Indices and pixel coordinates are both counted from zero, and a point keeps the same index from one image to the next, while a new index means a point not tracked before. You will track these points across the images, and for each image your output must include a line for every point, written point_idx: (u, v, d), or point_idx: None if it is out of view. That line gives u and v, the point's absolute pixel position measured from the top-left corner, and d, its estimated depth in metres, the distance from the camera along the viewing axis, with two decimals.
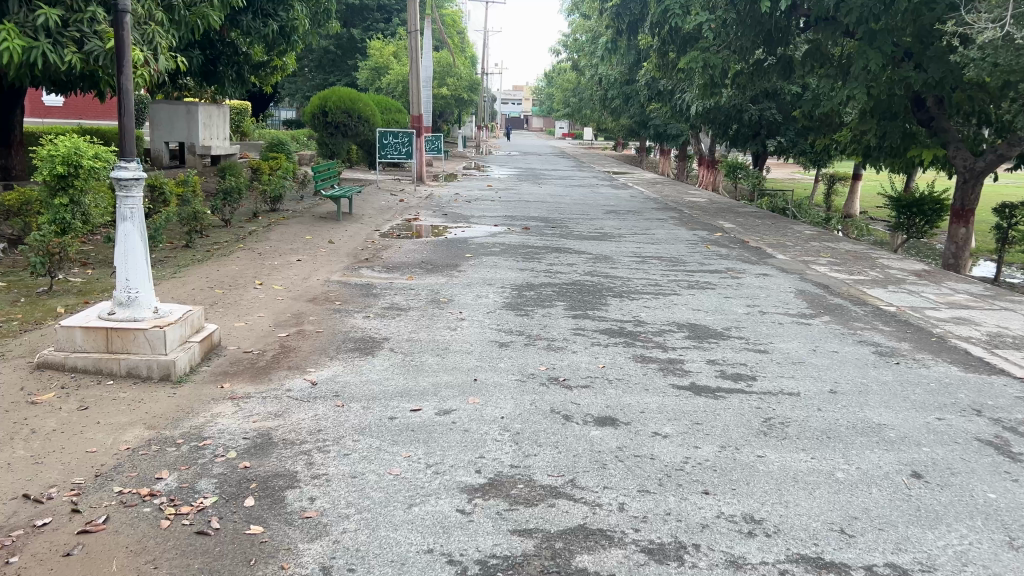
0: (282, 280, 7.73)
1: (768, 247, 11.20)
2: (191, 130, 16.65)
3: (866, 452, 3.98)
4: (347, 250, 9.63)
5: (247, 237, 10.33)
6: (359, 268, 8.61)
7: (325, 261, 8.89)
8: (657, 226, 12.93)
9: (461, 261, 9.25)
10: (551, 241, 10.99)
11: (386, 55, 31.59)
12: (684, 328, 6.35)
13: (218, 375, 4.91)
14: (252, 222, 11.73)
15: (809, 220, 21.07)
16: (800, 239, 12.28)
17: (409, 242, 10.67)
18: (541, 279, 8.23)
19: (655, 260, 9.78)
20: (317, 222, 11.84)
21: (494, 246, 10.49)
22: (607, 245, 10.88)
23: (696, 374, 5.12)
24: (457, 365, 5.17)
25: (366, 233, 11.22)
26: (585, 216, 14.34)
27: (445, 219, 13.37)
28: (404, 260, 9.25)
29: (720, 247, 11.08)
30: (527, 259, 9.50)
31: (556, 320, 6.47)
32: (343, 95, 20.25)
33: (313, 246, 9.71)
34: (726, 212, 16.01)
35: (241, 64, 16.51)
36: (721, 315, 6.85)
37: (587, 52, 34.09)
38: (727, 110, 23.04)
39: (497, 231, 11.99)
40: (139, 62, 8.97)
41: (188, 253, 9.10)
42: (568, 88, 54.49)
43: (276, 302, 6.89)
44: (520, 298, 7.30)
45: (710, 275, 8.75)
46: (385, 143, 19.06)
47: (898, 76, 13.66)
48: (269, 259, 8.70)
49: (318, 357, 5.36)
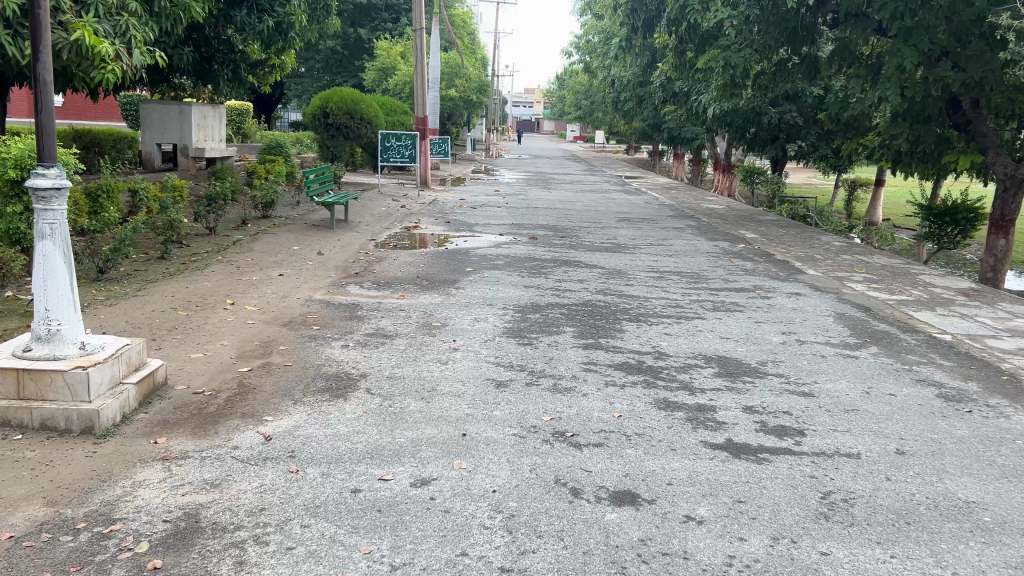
0: (257, 299, 6.90)
1: (797, 261, 10.32)
2: (184, 132, 15.93)
3: (960, 547, 3.09)
4: (337, 263, 8.80)
5: (229, 247, 9.52)
6: (347, 284, 7.77)
7: (310, 276, 8.05)
8: (675, 236, 12.05)
9: (460, 276, 8.41)
10: (560, 253, 10.15)
11: (394, 56, 30.83)
12: (713, 364, 5.47)
13: (154, 427, 4.07)
14: (239, 231, 10.92)
15: (832, 228, 20.17)
16: (829, 252, 11.39)
17: (407, 253, 9.84)
18: (548, 299, 7.37)
19: (675, 276, 8.92)
20: (309, 230, 11.04)
21: (498, 259, 9.64)
22: (621, 258, 10.03)
23: (731, 430, 4.23)
24: (444, 413, 4.29)
25: (360, 244, 10.39)
26: (598, 224, 13.51)
27: (448, 227, 12.56)
28: (398, 274, 8.40)
29: (744, 260, 10.21)
30: (532, 274, 8.65)
31: (564, 351, 5.60)
32: (346, 95, 19.52)
33: (300, 258, 8.88)
34: (747, 220, 15.12)
35: (238, 62, 15.79)
36: (755, 347, 5.96)
37: (600, 53, 33.26)
38: (745, 113, 22.13)
39: (502, 241, 11.14)
40: (109, 55, 8.16)
41: (160, 266, 8.30)
42: (579, 91, 53.71)
43: (245, 327, 6.05)
44: (523, 323, 6.44)
45: (736, 295, 7.89)
46: (388, 145, 18.22)
47: (935, 76, 12.76)
48: (248, 273, 7.88)
49: (281, 400, 4.51)
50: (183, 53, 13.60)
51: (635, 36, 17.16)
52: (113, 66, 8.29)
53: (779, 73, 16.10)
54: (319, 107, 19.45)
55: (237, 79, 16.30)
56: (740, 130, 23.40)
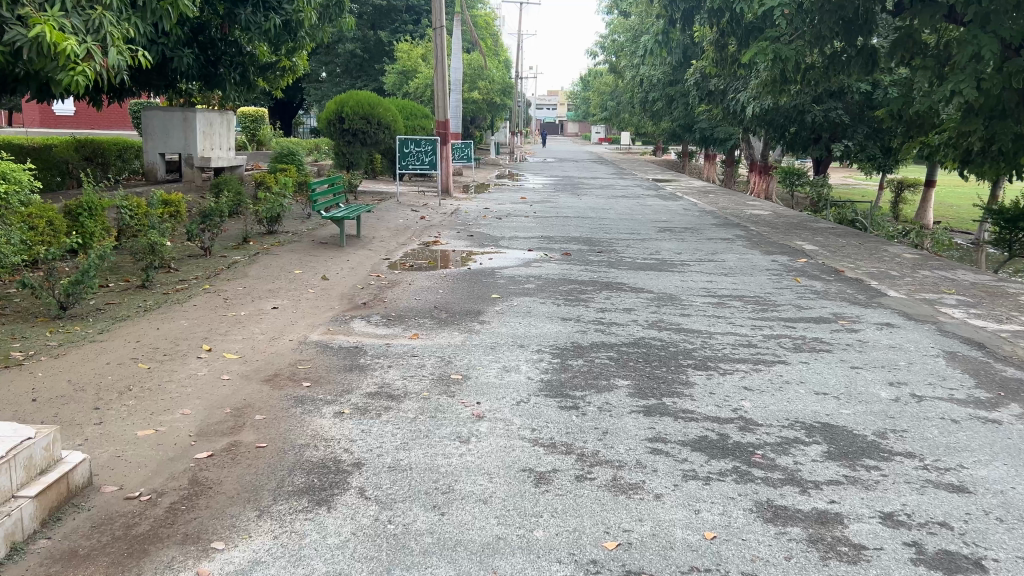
0: (242, 344, 5.72)
1: (872, 281, 8.96)
2: (189, 140, 14.91)
3: None
4: (342, 290, 7.61)
5: (222, 270, 8.37)
6: (350, 319, 6.57)
7: (309, 309, 6.87)
8: (725, 250, 10.75)
9: (484, 305, 7.17)
10: (598, 273, 8.90)
11: (414, 58, 29.79)
12: (818, 439, 4.16)
13: (53, 566, 2.86)
14: (238, 251, 9.79)
15: (886, 233, 18.68)
16: (903, 266, 10.03)
17: (424, 276, 8.63)
18: (591, 337, 6.11)
19: (736, 301, 7.63)
20: (316, 248, 9.89)
21: (527, 281, 8.39)
22: (669, 278, 8.76)
23: (878, 563, 2.94)
24: (464, 537, 3.06)
25: (372, 265, 9.21)
26: (636, 236, 12.26)
27: (472, 242, 11.35)
28: (412, 304, 7.20)
29: (812, 280, 8.90)
30: (570, 301, 7.40)
31: (619, 420, 4.33)
32: (361, 99, 18.42)
33: (301, 285, 7.73)
34: (799, 229, 13.75)
35: (246, 65, 14.70)
36: (863, 409, 4.65)
37: (628, 52, 31.97)
38: (787, 112, 20.74)
39: (531, 258, 9.87)
40: (78, 54, 7.05)
41: (137, 298, 7.16)
42: (604, 92, 52.46)
43: (217, 386, 4.86)
44: (563, 373, 5.18)
45: (818, 328, 6.57)
46: (406, 151, 17.01)
47: (1016, 67, 11.28)
48: (236, 306, 6.72)
49: (239, 511, 3.29)
50: (183, 53, 12.54)
51: (672, 29, 15.83)
52: (84, 66, 7.21)
53: (834, 66, 14.69)
54: (334, 112, 18.33)
55: (245, 83, 15.21)
56: (780, 130, 22.06)
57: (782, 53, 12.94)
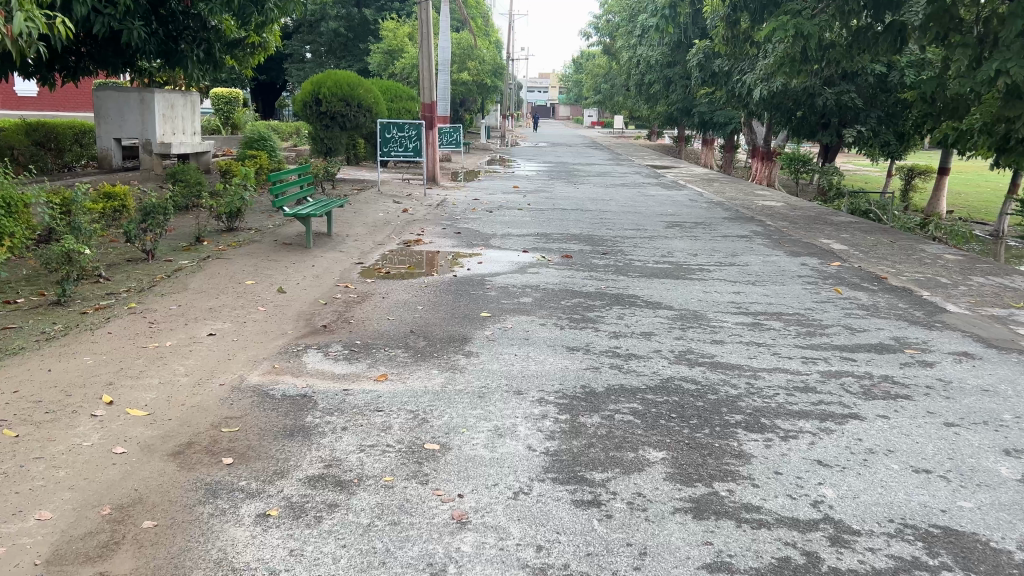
0: (156, 394, 4.39)
1: (924, 291, 7.72)
2: (146, 124, 13.48)
3: None
4: (300, 309, 6.31)
5: (159, 281, 7.02)
6: (304, 351, 5.27)
7: (254, 337, 5.56)
8: (746, 251, 9.52)
9: (471, 329, 5.87)
10: (605, 282, 7.63)
11: (400, 37, 28.37)
12: (948, 564, 2.89)
13: None
14: (187, 254, 8.48)
15: (900, 226, 17.52)
16: (951, 271, 8.80)
17: (401, 285, 7.35)
18: (606, 379, 4.81)
19: (773, 320, 6.38)
20: (278, 251, 8.56)
21: (524, 294, 7.11)
22: (689, 288, 7.50)
23: None
24: None
25: (341, 271, 7.89)
26: (642, 232, 11.02)
27: (459, 240, 10.07)
28: (383, 328, 5.90)
29: (855, 290, 7.67)
30: (575, 323, 6.12)
31: (660, 529, 3.05)
32: (341, 79, 16.88)
33: (250, 301, 6.42)
34: (819, 223, 12.53)
35: (212, 42, 13.42)
36: (988, 501, 3.38)
37: (625, 32, 30.60)
38: (796, 95, 19.48)
39: (526, 262, 8.57)
40: None
41: (44, 319, 5.80)
42: (598, 74, 51.05)
43: (102, 467, 3.53)
44: (576, 439, 3.88)
45: (883, 361, 5.31)
46: (388, 137, 15.60)
47: None
48: (161, 334, 5.39)
49: None
50: (135, 25, 11.09)
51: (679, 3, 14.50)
52: None
53: (859, 42, 13.36)
54: (310, 93, 16.81)
55: (211, 61, 13.89)
56: (787, 113, 20.80)
57: (804, 29, 11.69)
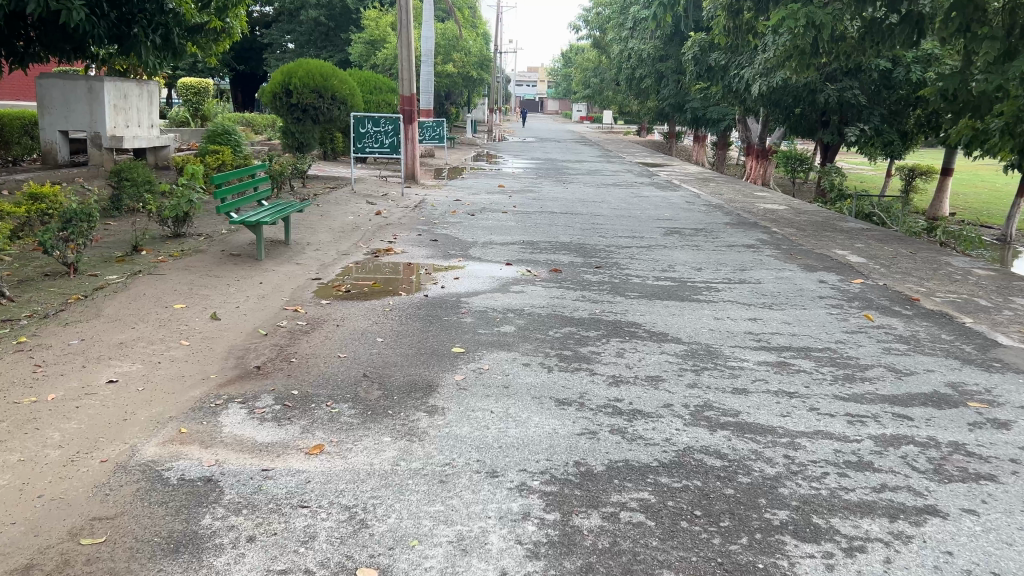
0: (8, 478, 3.31)
1: (967, 317, 6.71)
2: (94, 116, 12.28)
3: None
4: (232, 343, 5.22)
5: (69, 303, 5.89)
6: (222, 408, 4.18)
7: (166, 386, 4.46)
8: (756, 265, 8.52)
9: (438, 372, 4.79)
10: (599, 306, 6.57)
11: (382, 26, 27.20)
12: None
13: None
14: (118, 267, 7.36)
15: (907, 229, 16.58)
16: (988, 290, 7.81)
17: (360, 309, 6.27)
18: (604, 450, 3.76)
19: (802, 358, 5.35)
20: (223, 264, 7.45)
21: (505, 321, 6.03)
22: (697, 313, 6.47)
23: None
24: None
25: (294, 289, 6.80)
26: (638, 239, 10.02)
27: (435, 249, 9.00)
28: (330, 369, 4.81)
29: (888, 315, 6.65)
30: (565, 363, 5.06)
31: None
32: (313, 69, 15.74)
33: (173, 334, 5.32)
34: (829, 230, 11.55)
35: (169, 27, 12.15)
36: None
37: (616, 23, 29.59)
38: (796, 91, 18.52)
39: (508, 278, 7.50)
40: None
41: None
42: (587, 68, 50.02)
43: None
44: (569, 562, 2.82)
45: (950, 422, 4.26)
46: (363, 131, 14.47)
47: None
48: (43, 384, 4.27)
49: None
50: (75, 5, 9.82)
51: None
52: None
53: (872, 34, 12.34)
54: (280, 83, 15.61)
55: (169, 48, 12.64)
56: (786, 110, 19.85)
57: (816, 18, 10.63)
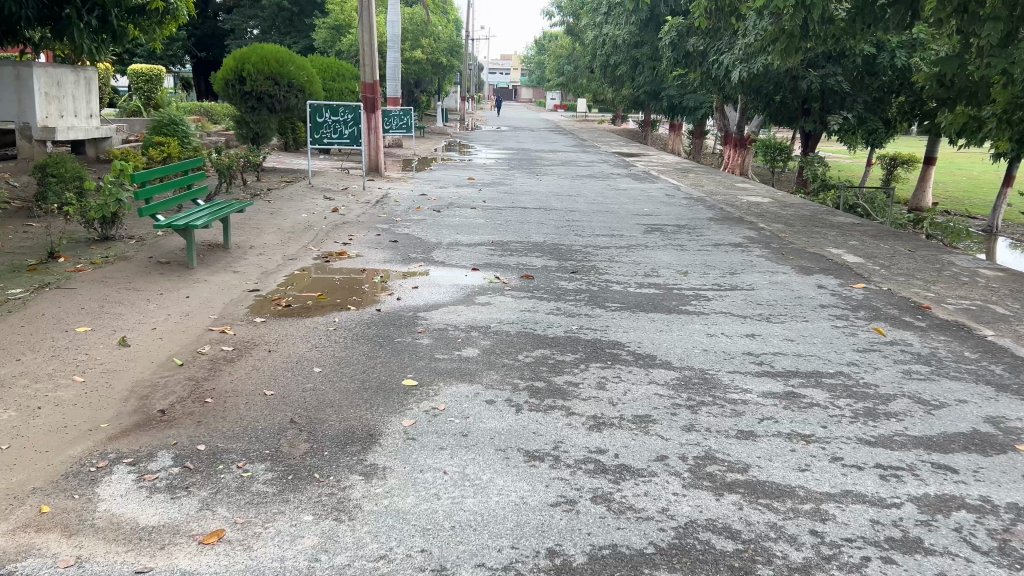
0: None
1: (988, 328, 5.98)
2: (24, 105, 11.21)
3: None
4: (134, 380, 4.32)
5: None
6: (102, 476, 3.29)
7: (37, 440, 3.57)
8: (747, 268, 7.76)
9: (383, 416, 3.94)
10: (576, 321, 5.76)
11: (348, 11, 26.11)
12: None
13: None
14: (27, 278, 6.43)
15: (893, 221, 15.99)
16: (1002, 293, 7.12)
17: (298, 328, 5.39)
18: (584, 530, 2.95)
19: (814, 387, 4.57)
20: (148, 273, 6.52)
21: (467, 342, 5.18)
22: (688, 328, 5.67)
23: None
24: None
25: (226, 304, 5.91)
26: (617, 238, 9.23)
27: (395, 252, 8.15)
28: (250, 413, 3.94)
29: (899, 328, 5.92)
30: (538, 399, 4.24)
31: None
32: (269, 55, 14.73)
33: (66, 366, 4.42)
34: (820, 225, 10.85)
35: (106, 7, 10.99)
36: None
37: (590, 9, 28.80)
38: (776, 78, 17.88)
39: (473, 288, 6.66)
40: None
41: None
42: (561, 57, 49.13)
43: None
44: None
45: (1005, 477, 3.49)
46: (320, 121, 13.53)
47: None
48: None
49: None
50: None
51: None
52: None
53: (863, 17, 11.57)
54: (232, 69, 14.58)
55: (107, 31, 11.48)
56: (766, 96, 19.20)
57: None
